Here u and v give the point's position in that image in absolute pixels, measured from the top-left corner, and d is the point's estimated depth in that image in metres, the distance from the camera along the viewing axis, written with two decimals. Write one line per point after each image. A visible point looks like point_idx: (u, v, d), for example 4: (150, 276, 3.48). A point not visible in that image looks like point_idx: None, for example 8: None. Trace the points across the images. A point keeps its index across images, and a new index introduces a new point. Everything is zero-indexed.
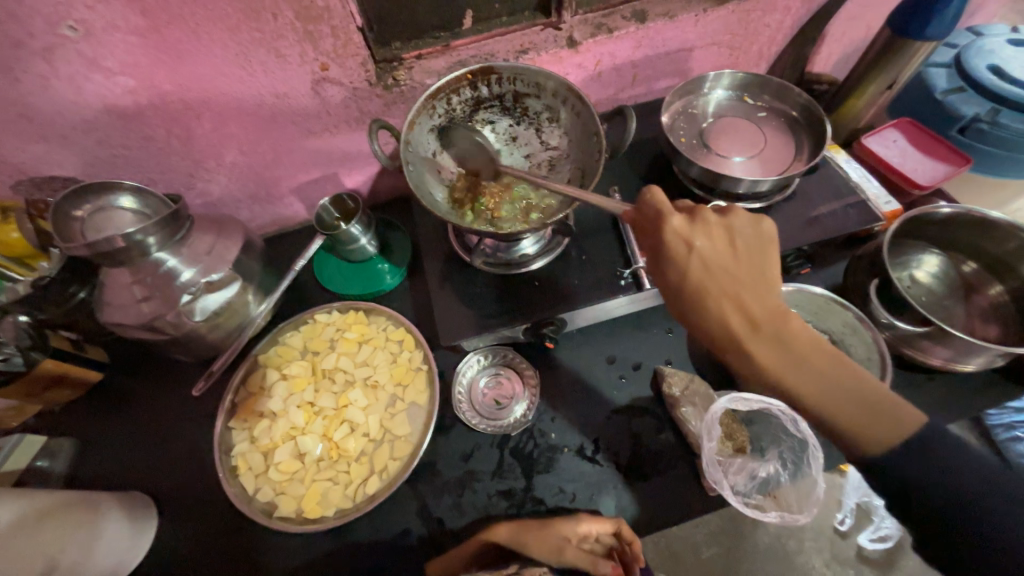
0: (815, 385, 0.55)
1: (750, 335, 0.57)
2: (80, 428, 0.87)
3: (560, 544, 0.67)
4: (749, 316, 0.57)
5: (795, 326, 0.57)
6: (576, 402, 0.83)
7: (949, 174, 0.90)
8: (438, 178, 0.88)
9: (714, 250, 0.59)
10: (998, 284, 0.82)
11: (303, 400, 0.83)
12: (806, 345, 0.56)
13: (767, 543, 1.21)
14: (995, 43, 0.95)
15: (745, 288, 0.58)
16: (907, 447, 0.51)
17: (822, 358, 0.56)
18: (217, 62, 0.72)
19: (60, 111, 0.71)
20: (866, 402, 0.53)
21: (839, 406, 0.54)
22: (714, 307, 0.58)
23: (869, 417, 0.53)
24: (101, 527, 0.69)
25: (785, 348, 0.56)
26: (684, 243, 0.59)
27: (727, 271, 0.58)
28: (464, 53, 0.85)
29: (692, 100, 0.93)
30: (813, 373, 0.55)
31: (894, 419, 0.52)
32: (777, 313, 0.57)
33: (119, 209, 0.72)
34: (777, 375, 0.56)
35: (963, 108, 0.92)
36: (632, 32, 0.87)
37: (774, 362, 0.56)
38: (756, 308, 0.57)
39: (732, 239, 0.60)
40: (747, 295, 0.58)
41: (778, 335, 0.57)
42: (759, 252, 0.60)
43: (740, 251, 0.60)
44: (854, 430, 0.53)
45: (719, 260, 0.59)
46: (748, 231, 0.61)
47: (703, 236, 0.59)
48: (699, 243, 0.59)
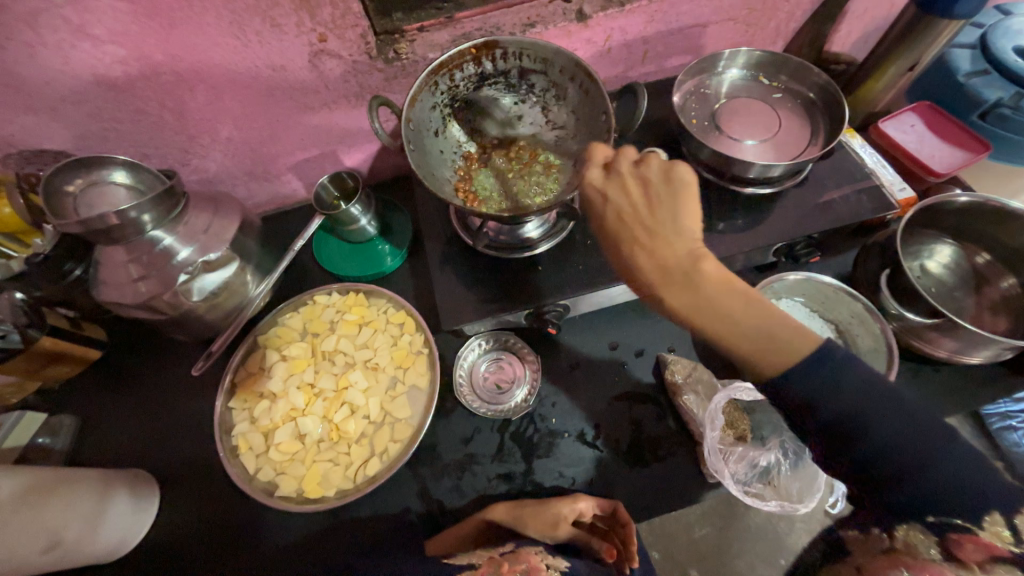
0: (723, 325, 0.57)
1: (659, 279, 0.60)
2: (81, 404, 0.87)
3: (554, 520, 0.68)
4: (656, 262, 0.60)
5: (705, 266, 0.58)
6: (577, 387, 0.82)
7: (966, 161, 0.87)
8: (441, 159, 0.85)
9: (629, 203, 0.63)
10: (1011, 276, 0.81)
11: (303, 381, 0.83)
12: (717, 287, 0.58)
13: (759, 525, 1.23)
14: (1023, 24, 0.91)
15: (656, 235, 0.61)
16: (806, 373, 0.55)
17: (734, 298, 0.58)
18: (210, 31, 0.69)
19: (48, 81, 0.68)
20: (767, 338, 0.56)
21: (745, 345, 0.57)
22: (626, 254, 0.62)
23: (772, 348, 0.56)
24: (104, 503, 0.70)
25: (693, 289, 0.58)
26: (599, 197, 0.65)
27: (639, 222, 0.62)
28: (468, 26, 0.81)
29: (705, 80, 0.89)
30: (721, 313, 0.57)
31: (795, 347, 0.56)
32: (688, 255, 0.59)
33: (112, 184, 0.70)
34: (689, 317, 0.59)
35: (985, 92, 0.89)
36: (645, 6, 0.83)
37: (684, 302, 0.59)
38: (669, 252, 0.60)
39: (646, 188, 0.63)
40: (660, 243, 0.61)
41: (686, 276, 0.59)
42: (670, 196, 0.61)
43: (656, 197, 0.62)
44: (758, 362, 0.57)
45: (630, 211, 0.63)
46: (663, 175, 0.63)
47: (616, 188, 0.64)
48: (611, 196, 0.64)
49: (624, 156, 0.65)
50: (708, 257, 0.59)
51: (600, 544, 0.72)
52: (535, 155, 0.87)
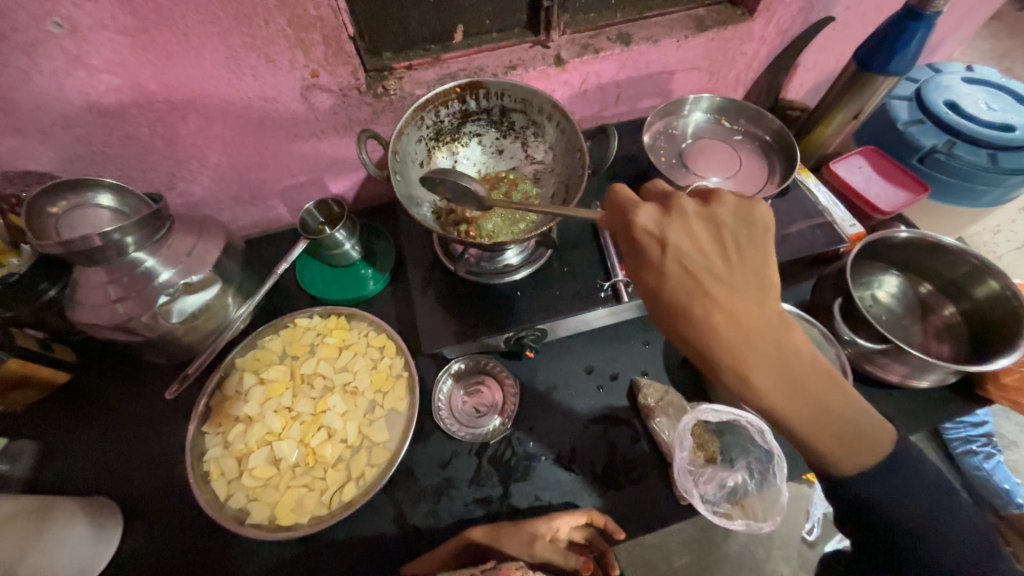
0: (808, 405, 0.53)
1: (748, 353, 0.52)
2: (44, 430, 0.84)
3: (531, 538, 0.67)
4: (740, 328, 0.52)
5: (795, 341, 0.53)
6: (554, 411, 0.84)
7: (908, 201, 0.95)
8: (425, 188, 0.89)
9: (701, 252, 0.54)
10: (951, 305, 0.88)
11: (281, 405, 0.82)
12: (805, 367, 0.53)
13: (737, 552, 1.24)
14: (951, 80, 1.02)
15: (739, 297, 0.53)
16: (880, 468, 0.56)
17: (815, 373, 0.54)
18: (206, 64, 0.72)
19: (40, 106, 0.70)
20: (847, 420, 0.54)
21: (827, 429, 0.54)
22: (703, 316, 0.53)
23: (852, 440, 0.55)
24: (63, 535, 0.67)
25: (786, 371, 0.53)
26: (659, 242, 0.55)
27: (718, 278, 0.54)
28: (454, 66, 0.87)
29: (672, 121, 0.97)
30: (806, 391, 0.53)
31: (876, 438, 0.55)
32: (772, 321, 0.53)
33: (97, 206, 0.71)
34: (774, 395, 0.53)
35: (922, 139, 0.98)
36: (617, 54, 0.91)
37: (770, 377, 0.52)
38: (753, 315, 0.53)
39: (720, 236, 0.56)
40: (744, 305, 0.53)
41: (772, 347, 0.53)
42: (748, 251, 0.55)
43: (730, 248, 0.55)
44: (833, 448, 0.55)
45: (708, 267, 0.54)
46: (739, 222, 0.57)
47: (680, 232, 0.55)
48: (678, 242, 0.55)
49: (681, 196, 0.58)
50: (796, 328, 0.54)
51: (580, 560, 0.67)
52: (515, 188, 0.91)
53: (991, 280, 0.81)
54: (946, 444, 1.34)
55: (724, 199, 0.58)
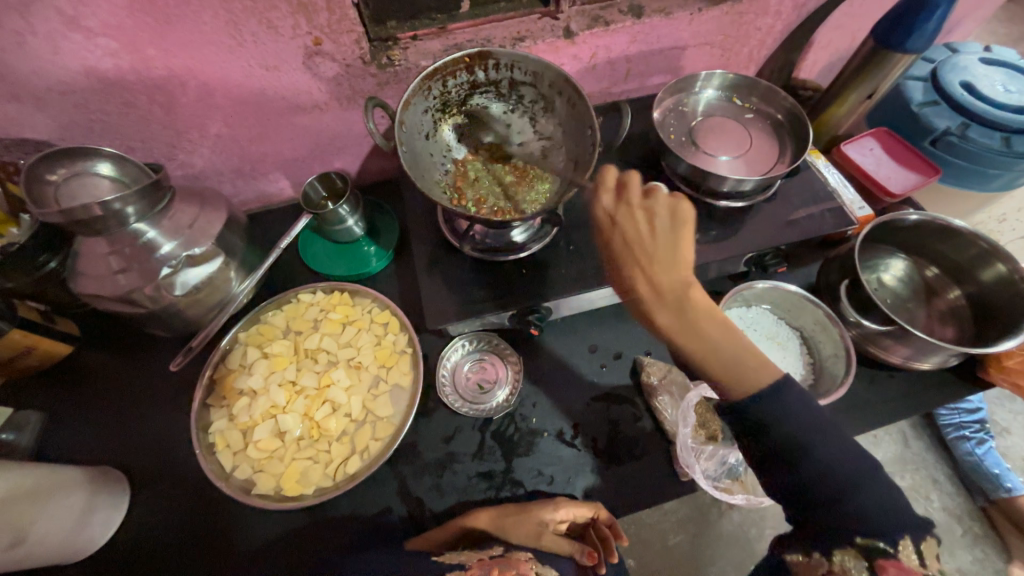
0: (706, 350, 0.63)
1: (654, 299, 0.65)
2: (48, 402, 0.85)
3: (539, 529, 0.68)
4: (657, 285, 0.65)
5: (696, 296, 0.64)
6: (557, 388, 0.84)
7: (918, 183, 0.94)
8: (431, 162, 0.87)
9: (635, 230, 0.68)
10: (957, 289, 0.87)
11: (285, 378, 0.83)
12: (705, 316, 0.64)
13: (730, 531, 1.26)
14: (969, 60, 1.00)
15: (652, 259, 0.65)
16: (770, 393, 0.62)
17: (713, 328, 0.64)
18: (205, 28, 0.70)
19: (36, 70, 0.68)
20: (735, 365, 0.63)
21: (717, 365, 0.63)
22: (628, 273, 0.67)
23: (738, 375, 0.63)
24: (72, 502, 0.68)
25: (685, 313, 0.64)
26: (609, 221, 0.70)
27: (643, 246, 0.66)
28: (460, 37, 0.84)
29: (683, 98, 0.95)
30: (705, 338, 0.64)
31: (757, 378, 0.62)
32: (682, 285, 0.64)
33: (96, 175, 0.70)
34: (673, 337, 0.64)
35: (935, 121, 0.96)
36: (628, 27, 0.88)
37: (676, 324, 0.64)
38: (673, 275, 0.65)
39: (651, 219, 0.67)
40: (660, 267, 0.65)
41: (676, 301, 0.64)
42: (670, 231, 0.66)
43: (652, 225, 0.67)
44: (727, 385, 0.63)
45: (637, 238, 0.67)
46: (668, 212, 0.68)
47: (625, 216, 0.69)
48: (621, 221, 0.69)
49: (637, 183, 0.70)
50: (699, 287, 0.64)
51: (582, 552, 0.69)
52: (524, 166, 0.90)
53: (999, 264, 0.81)
54: (941, 430, 1.35)
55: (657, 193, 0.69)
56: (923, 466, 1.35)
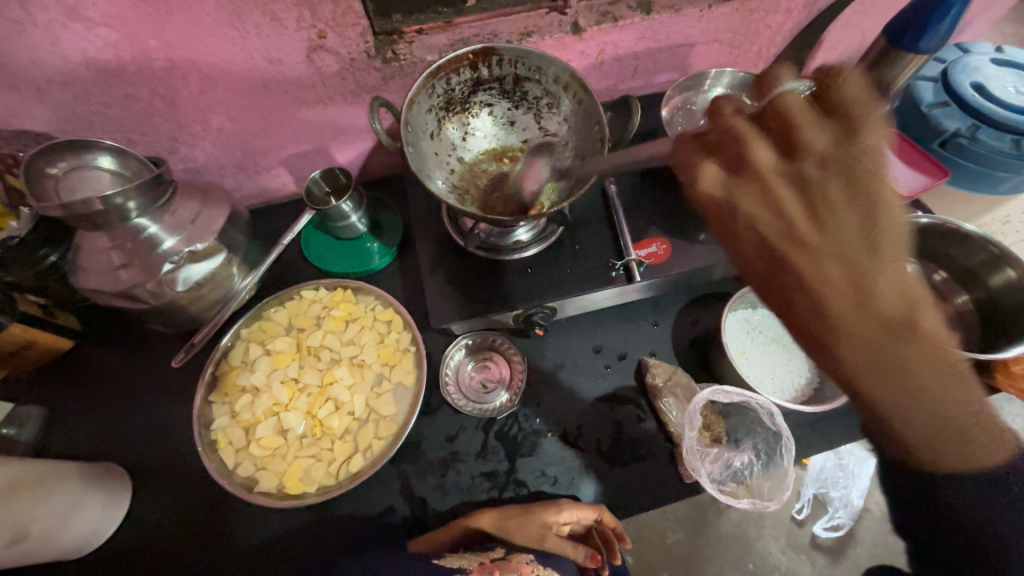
0: (900, 408, 0.61)
1: (875, 363, 0.59)
2: (48, 396, 0.84)
3: (542, 532, 0.68)
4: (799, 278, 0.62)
5: (923, 350, 0.60)
6: (561, 389, 0.84)
7: (929, 184, 0.93)
8: (436, 161, 0.86)
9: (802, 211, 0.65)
10: (965, 293, 0.87)
11: (287, 376, 0.82)
12: (923, 359, 0.60)
13: (728, 530, 1.27)
14: (980, 61, 0.98)
15: (829, 289, 0.60)
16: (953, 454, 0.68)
17: (935, 369, 0.61)
18: (208, 20, 0.69)
19: (35, 61, 0.66)
20: (939, 427, 0.64)
21: (918, 425, 0.62)
22: (830, 321, 0.59)
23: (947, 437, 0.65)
24: (74, 498, 0.68)
25: (910, 371, 0.60)
26: (728, 206, 0.67)
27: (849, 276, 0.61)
28: (467, 32, 0.82)
29: (692, 96, 0.95)
30: (903, 379, 0.60)
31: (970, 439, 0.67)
32: (899, 302, 0.63)
33: (97, 168, 0.69)
34: (856, 386, 0.60)
35: (945, 122, 0.96)
36: (637, 23, 0.87)
37: (870, 372, 0.59)
38: (885, 313, 0.60)
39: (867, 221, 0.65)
40: (829, 273, 0.61)
41: (878, 349, 0.59)
42: (887, 198, 0.65)
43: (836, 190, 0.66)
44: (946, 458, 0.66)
45: (806, 224, 0.64)
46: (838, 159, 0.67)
47: (749, 196, 0.67)
48: (742, 203, 0.66)
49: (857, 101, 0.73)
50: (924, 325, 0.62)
51: (586, 555, 0.68)
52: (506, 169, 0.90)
53: (1008, 268, 0.80)
54: None
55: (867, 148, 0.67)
56: None
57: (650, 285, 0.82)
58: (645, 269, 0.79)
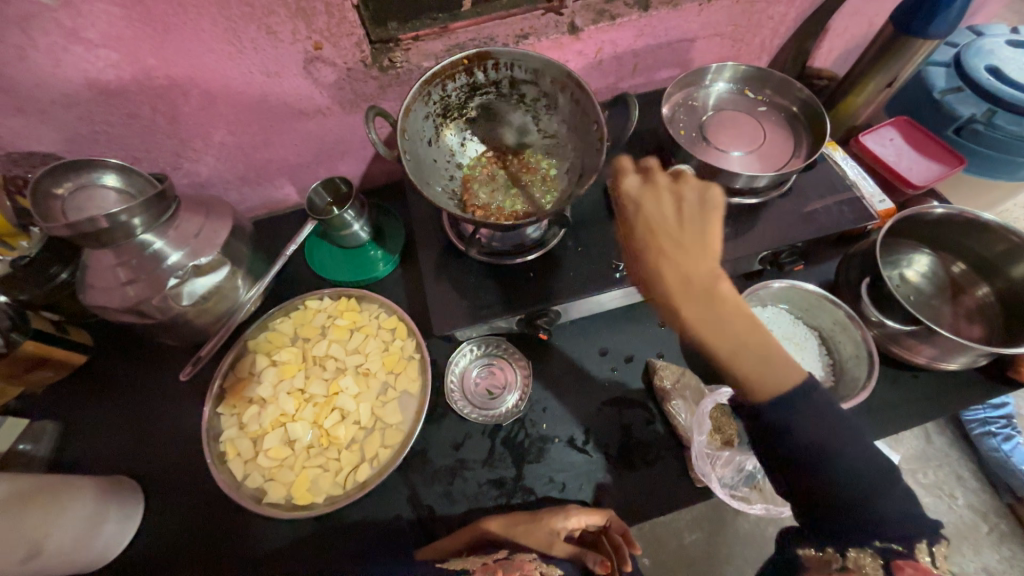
0: (737, 351, 0.59)
1: (682, 287, 0.61)
2: (63, 411, 0.86)
3: (550, 538, 0.67)
4: (678, 267, 0.61)
5: (724, 288, 0.60)
6: (568, 393, 0.83)
7: (943, 174, 0.91)
8: (435, 168, 0.86)
9: (659, 213, 0.66)
10: (985, 285, 0.84)
11: (293, 386, 0.82)
12: (735, 307, 0.60)
13: (747, 530, 1.24)
14: (993, 44, 0.95)
15: (684, 247, 0.62)
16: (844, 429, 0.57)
17: (741, 322, 0.60)
18: (205, 36, 0.69)
19: (39, 84, 0.68)
20: (759, 358, 0.59)
21: (749, 363, 0.59)
22: (655, 263, 0.63)
23: (766, 369, 0.59)
24: (88, 513, 0.69)
25: (710, 300, 0.60)
26: (633, 204, 0.68)
27: (667, 232, 0.64)
28: (463, 37, 0.82)
29: (693, 93, 0.92)
30: (729, 328, 0.59)
31: (779, 373, 0.59)
32: (710, 276, 0.61)
33: (102, 187, 0.69)
34: (700, 330, 0.60)
35: (959, 108, 0.92)
36: (635, 20, 0.86)
37: (690, 301, 0.60)
38: (687, 271, 0.61)
39: (679, 205, 0.66)
40: (690, 259, 0.62)
41: (707, 290, 0.60)
42: (699, 217, 0.65)
43: (686, 207, 0.65)
44: (754, 384, 0.60)
45: (663, 222, 0.65)
46: (697, 197, 0.66)
47: (653, 199, 0.67)
48: (645, 205, 0.67)
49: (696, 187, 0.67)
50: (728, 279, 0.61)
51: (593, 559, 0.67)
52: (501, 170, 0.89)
53: None
54: (965, 425, 1.29)
55: (711, 191, 0.66)
56: (947, 462, 1.30)
57: None
58: None
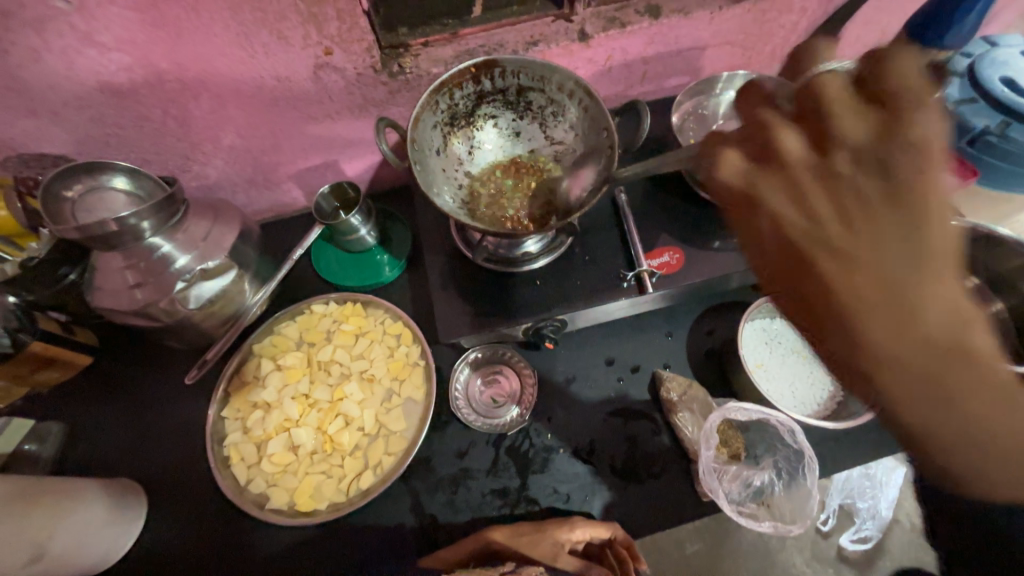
0: (952, 428, 0.48)
1: (910, 363, 0.47)
2: (69, 411, 0.86)
3: (554, 550, 0.66)
4: (873, 319, 0.48)
5: (975, 343, 0.47)
6: (573, 403, 0.82)
7: (956, 186, 0.89)
8: (443, 176, 0.86)
9: (829, 228, 0.51)
10: (999, 301, 0.82)
11: (298, 391, 0.82)
12: (981, 373, 0.47)
13: (750, 541, 1.22)
14: (1008, 54, 0.93)
15: (855, 281, 0.49)
16: (1016, 479, 0.49)
17: (987, 393, 0.47)
18: (217, 40, 0.69)
19: (51, 86, 0.68)
20: (989, 442, 0.48)
21: (970, 444, 0.48)
22: (868, 326, 0.48)
23: (991, 457, 0.48)
24: (92, 515, 0.69)
25: (953, 372, 0.47)
26: (748, 200, 0.55)
27: (849, 269, 0.49)
28: (472, 42, 0.82)
29: (702, 101, 0.94)
30: (944, 410, 0.48)
31: (1013, 456, 0.49)
32: (958, 329, 0.47)
33: (112, 190, 0.70)
34: (922, 415, 0.48)
35: (973, 120, 0.91)
36: (645, 28, 0.85)
37: (914, 348, 0.47)
38: (923, 327, 0.47)
39: (842, 212, 0.51)
40: (871, 308, 0.48)
41: (938, 363, 0.47)
42: (902, 223, 0.48)
43: (881, 202, 0.49)
44: (970, 479, 0.49)
45: (822, 235, 0.51)
46: (882, 173, 0.50)
47: (784, 203, 0.53)
48: (767, 200, 0.54)
49: (926, 94, 0.50)
50: (980, 326, 0.47)
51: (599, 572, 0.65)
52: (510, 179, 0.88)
53: None
54: None
55: (931, 168, 0.48)
56: None
57: (663, 295, 0.80)
58: (657, 280, 0.78)
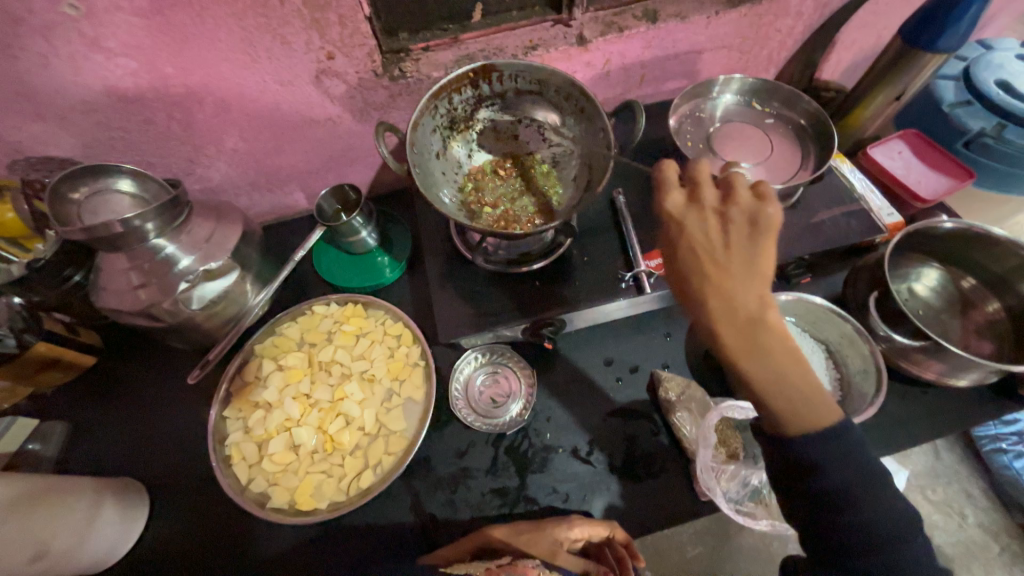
0: (769, 381, 0.54)
1: (725, 321, 0.53)
2: (72, 411, 0.87)
3: (554, 548, 0.66)
4: (717, 291, 0.53)
5: (772, 319, 0.53)
6: (572, 403, 0.83)
7: (952, 187, 0.90)
8: (444, 179, 0.87)
9: (703, 236, 0.55)
10: (995, 300, 0.83)
11: (299, 391, 0.83)
12: (776, 342, 0.53)
13: (751, 544, 1.22)
14: (1004, 57, 0.94)
15: (716, 266, 0.54)
16: (823, 434, 0.55)
17: (787, 358, 0.54)
18: (221, 46, 0.71)
19: (59, 91, 0.69)
20: (799, 398, 0.55)
21: (782, 398, 0.55)
22: (699, 287, 0.54)
23: (798, 413, 0.55)
24: (94, 514, 0.69)
25: (757, 334, 0.53)
26: (674, 224, 0.57)
27: (713, 257, 0.54)
28: (472, 47, 0.84)
29: (700, 104, 0.92)
30: (767, 365, 0.53)
31: (813, 413, 0.55)
32: (760, 305, 0.53)
33: (118, 192, 0.71)
34: (738, 361, 0.54)
35: (969, 122, 0.92)
36: (643, 32, 0.86)
37: (749, 353, 0.53)
38: (736, 300, 0.53)
39: (725, 228, 0.55)
40: (732, 285, 0.53)
41: (750, 326, 0.53)
42: (751, 239, 0.54)
43: (745, 229, 0.54)
44: (783, 418, 0.56)
45: (703, 243, 0.55)
46: (748, 217, 0.55)
47: (695, 218, 0.56)
48: (688, 226, 0.56)
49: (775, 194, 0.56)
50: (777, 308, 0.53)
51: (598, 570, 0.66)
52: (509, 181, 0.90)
53: None
54: (975, 442, 1.27)
55: (768, 209, 0.54)
56: (956, 479, 1.28)
57: (661, 296, 0.81)
58: (655, 280, 0.78)
